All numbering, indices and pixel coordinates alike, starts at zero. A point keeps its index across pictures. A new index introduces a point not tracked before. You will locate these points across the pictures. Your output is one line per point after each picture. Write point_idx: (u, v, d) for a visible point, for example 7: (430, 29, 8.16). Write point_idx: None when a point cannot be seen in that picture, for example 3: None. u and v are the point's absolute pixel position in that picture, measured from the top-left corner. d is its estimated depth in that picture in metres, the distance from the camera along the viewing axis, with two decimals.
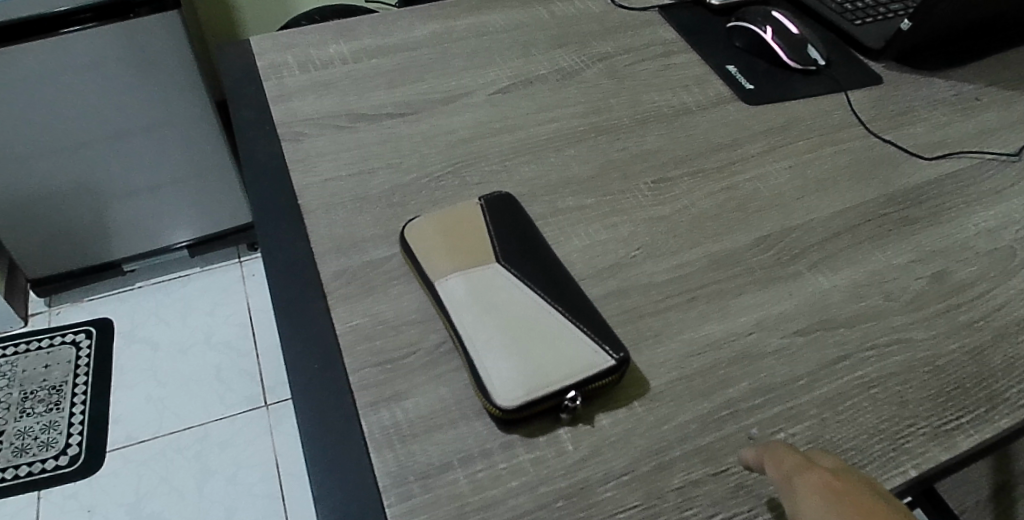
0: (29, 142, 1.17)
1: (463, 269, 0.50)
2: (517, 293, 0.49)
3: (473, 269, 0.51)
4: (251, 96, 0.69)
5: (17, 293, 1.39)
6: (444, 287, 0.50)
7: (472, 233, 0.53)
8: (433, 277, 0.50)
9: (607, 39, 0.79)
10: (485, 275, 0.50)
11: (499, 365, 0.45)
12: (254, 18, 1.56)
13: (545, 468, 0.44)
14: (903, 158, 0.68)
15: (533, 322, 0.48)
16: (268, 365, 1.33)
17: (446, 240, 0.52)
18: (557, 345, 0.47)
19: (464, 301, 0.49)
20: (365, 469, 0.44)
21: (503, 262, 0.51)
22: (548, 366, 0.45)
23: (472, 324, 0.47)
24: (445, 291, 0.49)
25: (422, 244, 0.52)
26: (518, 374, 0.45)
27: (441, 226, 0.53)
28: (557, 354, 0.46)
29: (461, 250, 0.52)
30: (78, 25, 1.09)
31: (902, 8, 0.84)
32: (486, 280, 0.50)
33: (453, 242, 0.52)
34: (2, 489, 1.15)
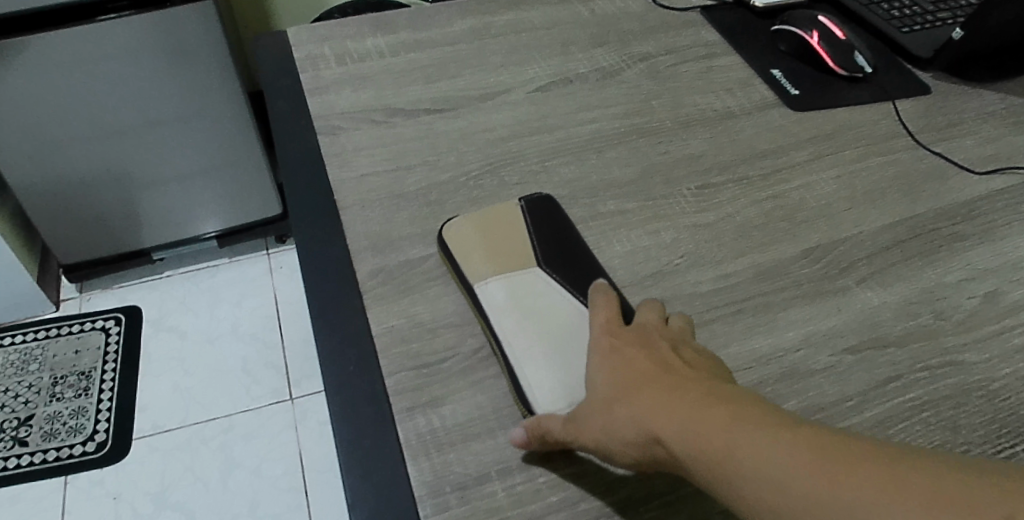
0: (67, 128, 1.19)
1: (502, 273, 0.49)
2: (557, 298, 0.48)
3: (512, 273, 0.49)
4: (289, 88, 0.69)
5: (50, 278, 1.40)
6: (483, 291, 0.49)
7: (511, 234, 0.51)
8: (472, 280, 0.49)
9: (648, 39, 0.78)
10: (525, 280, 0.49)
11: (540, 376, 0.44)
12: (287, 11, 1.57)
13: (586, 484, 0.42)
14: (954, 171, 0.65)
15: (575, 330, 0.46)
16: (295, 358, 1.33)
17: (484, 242, 0.51)
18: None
19: (504, 307, 0.47)
20: (400, 480, 0.42)
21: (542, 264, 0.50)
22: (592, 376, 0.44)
23: (513, 332, 0.46)
24: (485, 296, 0.48)
25: (461, 244, 0.51)
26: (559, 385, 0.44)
27: (480, 227, 0.52)
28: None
29: (499, 252, 0.50)
30: (114, 13, 1.10)
31: (952, 16, 0.81)
32: (526, 284, 0.48)
33: (491, 243, 0.51)
34: (31, 472, 1.16)
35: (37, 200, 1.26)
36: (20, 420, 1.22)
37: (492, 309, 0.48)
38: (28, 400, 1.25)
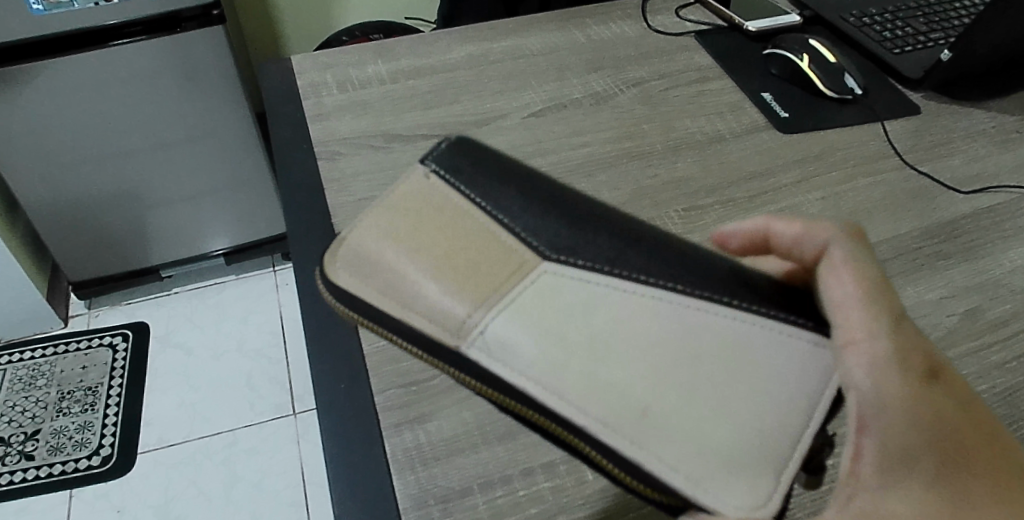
0: (79, 150, 1.22)
1: (510, 298, 0.32)
2: (607, 304, 0.32)
3: (531, 304, 0.32)
4: (292, 114, 0.71)
5: (58, 295, 1.43)
6: (495, 347, 0.31)
7: (442, 253, 0.33)
8: (464, 341, 0.31)
9: (641, 64, 0.80)
10: (545, 299, 0.32)
11: (707, 472, 0.31)
12: (293, 19, 1.57)
13: (564, 497, 0.44)
14: (939, 191, 0.67)
15: (670, 344, 0.32)
16: (298, 373, 1.35)
17: (440, 256, 0.33)
18: (744, 363, 0.33)
19: (581, 366, 0.31)
20: (386, 492, 0.44)
21: (566, 261, 0.33)
22: (743, 440, 0.32)
23: (616, 409, 0.31)
24: (515, 366, 0.31)
25: (388, 280, 0.33)
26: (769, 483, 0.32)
27: (408, 249, 0.33)
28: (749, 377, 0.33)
29: (466, 283, 0.32)
30: (128, 38, 1.13)
31: (943, 37, 0.82)
32: (558, 303, 0.32)
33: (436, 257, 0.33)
34: (36, 486, 1.18)
35: (48, 219, 1.29)
36: (27, 434, 1.24)
37: (560, 375, 0.31)
38: (35, 414, 1.27)
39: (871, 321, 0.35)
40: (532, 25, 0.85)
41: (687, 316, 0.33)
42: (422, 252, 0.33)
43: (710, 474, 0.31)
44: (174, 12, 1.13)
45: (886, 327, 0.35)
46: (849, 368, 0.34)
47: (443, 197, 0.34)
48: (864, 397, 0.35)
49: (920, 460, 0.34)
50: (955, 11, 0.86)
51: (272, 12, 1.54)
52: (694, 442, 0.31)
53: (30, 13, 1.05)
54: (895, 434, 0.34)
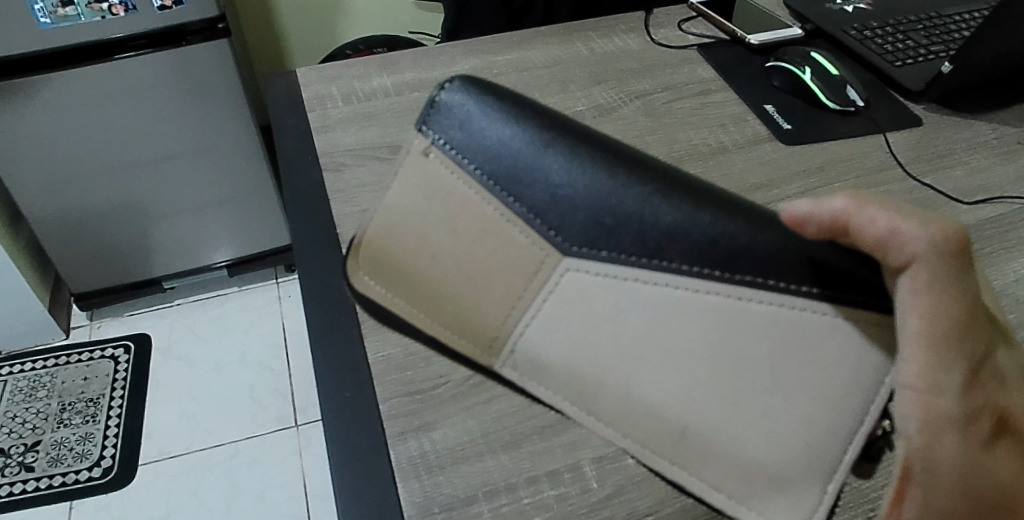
0: (84, 162, 1.22)
1: (533, 312, 0.41)
2: (638, 326, 0.40)
3: (557, 314, 0.41)
4: (297, 126, 0.72)
5: (60, 306, 1.43)
6: (526, 370, 0.43)
7: (457, 252, 0.43)
8: (497, 360, 0.43)
9: (645, 76, 0.81)
10: (572, 314, 0.41)
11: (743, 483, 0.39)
12: (292, 21, 1.56)
13: (569, 506, 0.44)
14: (942, 202, 0.67)
15: (694, 358, 0.39)
16: (301, 385, 1.35)
17: (454, 251, 0.43)
18: (768, 365, 0.38)
19: (614, 386, 0.41)
20: (391, 499, 0.44)
21: (586, 254, 0.40)
22: (762, 461, 0.39)
23: (658, 428, 0.40)
24: (554, 388, 0.43)
25: (417, 282, 0.44)
26: (816, 493, 0.39)
27: (430, 247, 0.44)
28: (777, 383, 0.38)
29: (477, 287, 0.43)
30: (133, 51, 1.14)
31: (944, 50, 0.83)
32: (596, 324, 0.40)
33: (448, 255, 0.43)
34: (36, 497, 1.18)
35: (52, 230, 1.30)
36: (27, 445, 1.24)
37: (595, 398, 0.42)
38: (36, 425, 1.27)
39: (936, 376, 0.34)
40: (536, 38, 0.85)
41: (711, 320, 0.39)
42: (439, 254, 0.43)
43: (745, 491, 0.39)
44: (180, 25, 1.15)
45: (955, 385, 0.34)
46: (902, 413, 0.35)
47: (452, 175, 0.43)
48: (912, 451, 0.35)
49: (958, 515, 0.35)
50: (955, 25, 0.86)
51: (272, 14, 1.53)
52: (725, 459, 0.39)
53: (38, 27, 1.06)
54: (939, 485, 0.35)
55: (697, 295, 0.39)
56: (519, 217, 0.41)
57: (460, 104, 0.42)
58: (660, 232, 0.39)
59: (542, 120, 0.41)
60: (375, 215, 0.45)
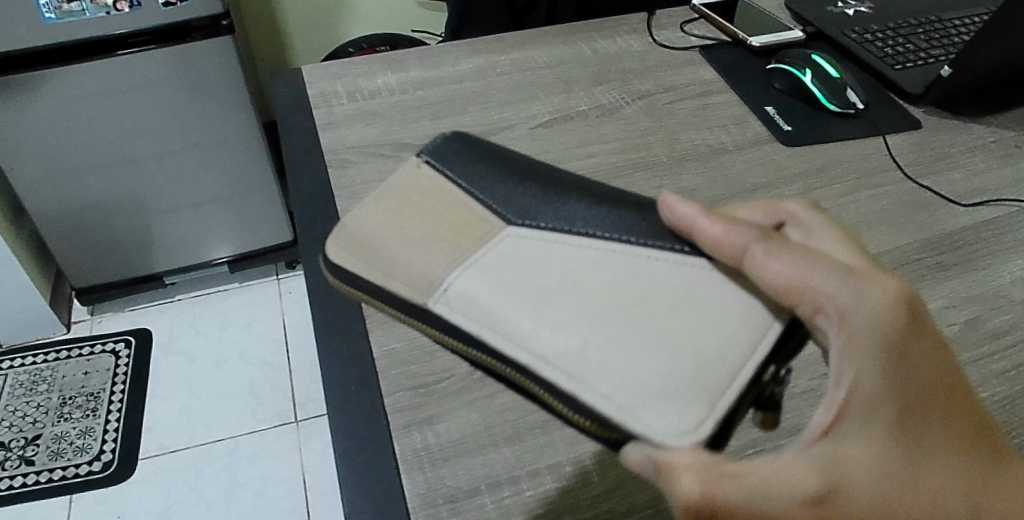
0: (86, 158, 1.23)
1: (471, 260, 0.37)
2: (559, 278, 0.36)
3: (495, 260, 0.37)
4: (301, 123, 0.72)
5: (62, 301, 1.44)
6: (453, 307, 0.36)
7: (414, 237, 0.38)
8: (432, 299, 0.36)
9: (648, 77, 0.81)
10: (507, 256, 0.37)
11: (641, 398, 0.32)
12: (296, 12, 1.56)
13: (570, 498, 0.45)
14: (940, 204, 0.67)
15: (606, 297, 0.35)
16: (302, 381, 1.35)
17: (417, 220, 0.39)
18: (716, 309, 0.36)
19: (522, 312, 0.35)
20: (395, 490, 0.44)
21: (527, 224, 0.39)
22: (669, 374, 0.33)
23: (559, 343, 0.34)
24: (471, 315, 0.35)
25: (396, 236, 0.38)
26: (704, 406, 0.32)
27: (392, 221, 0.39)
28: (701, 318, 0.35)
29: (434, 247, 0.37)
30: (134, 47, 1.15)
31: (944, 54, 0.83)
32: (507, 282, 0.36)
33: (415, 241, 0.38)
34: (36, 491, 1.18)
35: (54, 226, 1.30)
36: (28, 439, 1.25)
37: (524, 336, 0.34)
38: (36, 420, 1.28)
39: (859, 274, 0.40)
40: (540, 38, 0.86)
41: (623, 268, 0.37)
42: (404, 229, 0.38)
43: (640, 399, 0.32)
44: (184, 22, 1.15)
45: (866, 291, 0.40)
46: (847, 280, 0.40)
47: (429, 178, 0.41)
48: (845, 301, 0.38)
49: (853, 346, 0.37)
50: (954, 29, 0.87)
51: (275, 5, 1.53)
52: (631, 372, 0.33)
53: (43, 22, 1.07)
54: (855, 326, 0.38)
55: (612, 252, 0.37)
56: (479, 203, 0.40)
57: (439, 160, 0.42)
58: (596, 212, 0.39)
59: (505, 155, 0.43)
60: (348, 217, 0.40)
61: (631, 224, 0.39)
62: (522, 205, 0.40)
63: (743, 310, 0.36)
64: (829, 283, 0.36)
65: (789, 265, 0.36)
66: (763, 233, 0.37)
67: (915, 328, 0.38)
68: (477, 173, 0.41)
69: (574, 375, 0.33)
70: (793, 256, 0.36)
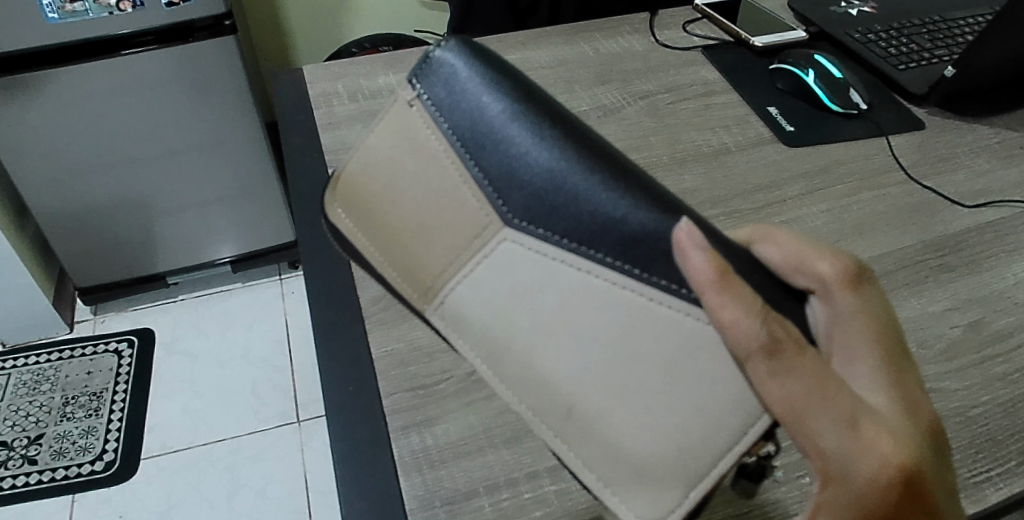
0: (88, 158, 1.23)
1: (465, 272, 0.37)
2: (548, 328, 0.36)
3: (488, 278, 0.37)
4: (302, 124, 0.72)
5: (65, 301, 1.44)
6: (446, 322, 0.38)
7: (406, 214, 0.38)
8: (428, 307, 0.39)
9: (649, 77, 0.81)
10: (500, 278, 0.37)
11: (613, 473, 0.36)
12: (299, 12, 1.56)
13: (568, 501, 0.45)
14: (943, 205, 0.67)
15: (601, 353, 0.35)
16: (304, 381, 1.35)
17: (412, 189, 0.38)
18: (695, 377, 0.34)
19: (519, 357, 0.36)
20: (394, 492, 0.44)
21: (523, 228, 0.36)
22: (650, 455, 0.35)
23: (546, 399, 0.36)
24: (462, 336, 0.38)
25: (383, 223, 0.39)
26: (677, 494, 0.35)
27: (393, 184, 0.39)
28: (698, 392, 0.34)
29: (425, 240, 0.38)
30: (138, 47, 1.15)
31: (947, 54, 0.83)
32: (496, 312, 0.37)
33: (405, 239, 0.39)
34: (39, 490, 1.18)
35: (57, 226, 1.30)
36: (30, 439, 1.25)
37: (520, 384, 0.37)
38: (39, 419, 1.28)
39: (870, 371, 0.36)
40: (541, 38, 0.86)
41: (621, 312, 0.35)
42: (402, 201, 0.38)
43: (615, 476, 0.36)
44: (187, 22, 1.15)
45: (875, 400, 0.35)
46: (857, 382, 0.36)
47: (425, 127, 0.37)
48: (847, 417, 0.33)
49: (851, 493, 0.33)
50: (958, 29, 0.86)
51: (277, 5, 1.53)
52: (603, 440, 0.36)
53: (46, 22, 1.07)
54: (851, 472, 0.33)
55: (611, 288, 0.35)
56: (473, 181, 0.36)
57: (452, 68, 0.37)
58: (601, 221, 0.34)
59: (518, 92, 0.35)
60: (361, 149, 0.40)
61: (637, 241, 0.34)
62: (516, 192, 0.35)
63: (740, 395, 0.34)
64: (822, 426, 0.32)
65: (785, 396, 0.32)
66: (772, 346, 0.32)
67: (915, 489, 0.34)
68: (470, 129, 0.36)
69: (564, 435, 0.37)
70: (798, 384, 0.32)
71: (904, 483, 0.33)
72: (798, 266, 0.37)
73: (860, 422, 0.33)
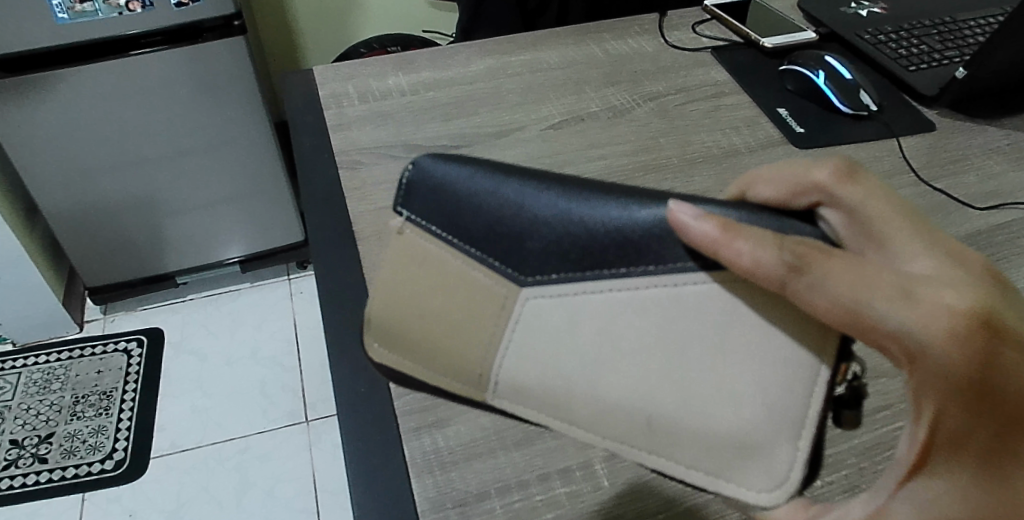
0: (99, 158, 1.24)
1: (505, 342, 0.36)
2: (593, 352, 0.35)
3: (528, 340, 0.36)
4: (312, 125, 0.73)
5: (75, 300, 1.45)
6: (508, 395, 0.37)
7: (425, 318, 0.37)
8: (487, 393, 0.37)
9: (659, 78, 0.81)
10: (537, 326, 0.36)
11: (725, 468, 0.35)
12: (307, 11, 1.56)
13: (580, 503, 0.45)
14: (954, 207, 0.67)
15: (654, 355, 0.35)
16: (313, 380, 1.36)
17: (425, 283, 0.37)
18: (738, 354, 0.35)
19: (582, 397, 0.35)
20: (407, 494, 0.45)
21: (540, 281, 0.36)
22: (738, 428, 0.35)
23: (623, 423, 0.35)
24: (526, 403, 0.37)
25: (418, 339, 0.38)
26: (790, 450, 0.35)
27: (410, 299, 0.38)
28: (751, 351, 0.35)
29: (459, 311, 0.37)
30: (148, 48, 1.15)
31: (958, 55, 0.83)
32: (548, 364, 0.36)
33: (443, 324, 0.37)
34: (49, 488, 1.19)
35: (68, 226, 1.31)
36: (41, 437, 1.26)
37: (595, 422, 0.36)
38: (49, 418, 1.29)
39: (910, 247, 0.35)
40: (550, 39, 0.86)
41: (652, 310, 0.35)
42: (423, 301, 0.37)
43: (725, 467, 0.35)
44: (197, 22, 1.16)
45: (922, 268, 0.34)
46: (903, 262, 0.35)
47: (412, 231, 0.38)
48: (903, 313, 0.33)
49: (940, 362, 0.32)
50: (969, 30, 0.86)
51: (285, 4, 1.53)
52: (695, 442, 0.35)
53: (56, 22, 1.08)
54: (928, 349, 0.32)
55: (637, 291, 0.35)
56: (476, 262, 0.37)
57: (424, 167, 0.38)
58: (608, 232, 0.35)
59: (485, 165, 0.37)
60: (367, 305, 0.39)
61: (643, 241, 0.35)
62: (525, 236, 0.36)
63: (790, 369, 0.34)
64: (877, 310, 0.32)
65: (834, 296, 0.32)
66: (796, 264, 0.32)
67: (998, 327, 0.32)
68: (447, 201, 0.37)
69: (655, 449, 0.36)
70: (836, 284, 0.32)
71: (982, 326, 0.32)
72: (798, 188, 0.37)
73: (910, 291, 0.32)
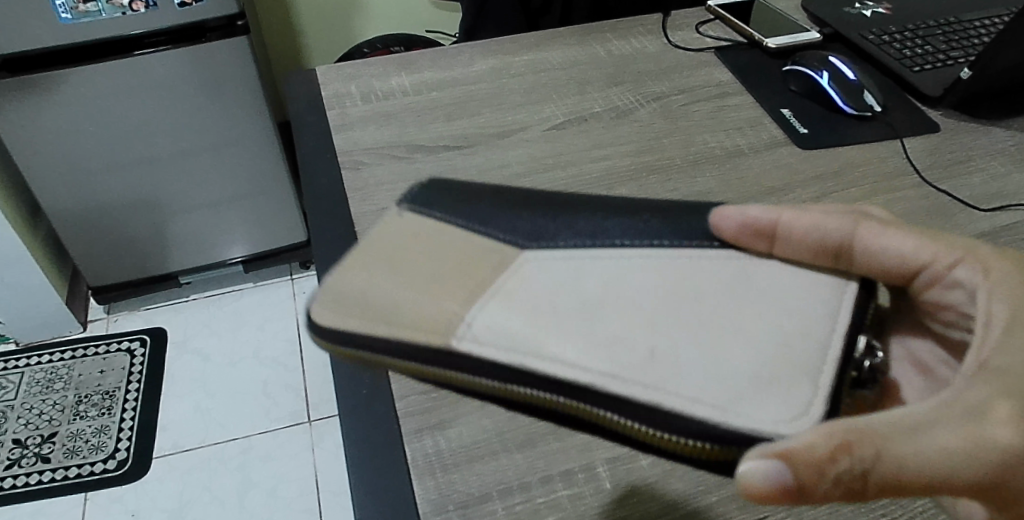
0: (102, 158, 1.24)
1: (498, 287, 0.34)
2: (595, 291, 0.34)
3: (520, 288, 0.34)
4: (315, 125, 0.72)
5: (78, 299, 1.45)
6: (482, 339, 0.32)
7: (407, 274, 0.34)
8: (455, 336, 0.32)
9: (662, 79, 0.81)
10: (534, 277, 0.34)
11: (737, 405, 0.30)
12: (310, 10, 1.56)
13: (582, 505, 0.44)
14: (959, 208, 0.66)
15: (660, 293, 0.34)
16: (315, 380, 1.36)
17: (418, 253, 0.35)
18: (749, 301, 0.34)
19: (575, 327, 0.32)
20: (408, 496, 0.44)
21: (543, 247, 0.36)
22: (752, 365, 0.31)
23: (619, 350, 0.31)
24: (506, 343, 0.32)
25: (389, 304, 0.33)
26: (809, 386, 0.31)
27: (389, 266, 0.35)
28: (763, 299, 0.34)
29: (448, 274, 0.34)
30: (151, 47, 1.16)
31: (963, 55, 0.82)
32: (543, 301, 0.33)
33: (426, 279, 0.34)
34: (51, 488, 1.19)
35: (71, 225, 1.31)
36: (44, 437, 1.26)
37: (588, 351, 0.31)
38: (52, 417, 1.29)
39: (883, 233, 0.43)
40: (553, 39, 0.86)
41: (662, 267, 0.35)
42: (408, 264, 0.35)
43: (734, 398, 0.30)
44: (200, 22, 1.16)
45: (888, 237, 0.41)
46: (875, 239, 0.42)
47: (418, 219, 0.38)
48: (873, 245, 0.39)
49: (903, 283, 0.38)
50: (974, 30, 0.86)
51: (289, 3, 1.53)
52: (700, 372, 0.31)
53: (60, 22, 1.08)
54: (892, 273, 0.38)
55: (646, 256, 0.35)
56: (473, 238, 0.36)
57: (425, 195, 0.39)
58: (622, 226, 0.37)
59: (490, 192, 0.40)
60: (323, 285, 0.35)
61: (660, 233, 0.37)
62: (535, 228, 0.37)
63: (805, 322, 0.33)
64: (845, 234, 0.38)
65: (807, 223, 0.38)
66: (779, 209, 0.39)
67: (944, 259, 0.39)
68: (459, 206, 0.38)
69: (651, 381, 0.31)
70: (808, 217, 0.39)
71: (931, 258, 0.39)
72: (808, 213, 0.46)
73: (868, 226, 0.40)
